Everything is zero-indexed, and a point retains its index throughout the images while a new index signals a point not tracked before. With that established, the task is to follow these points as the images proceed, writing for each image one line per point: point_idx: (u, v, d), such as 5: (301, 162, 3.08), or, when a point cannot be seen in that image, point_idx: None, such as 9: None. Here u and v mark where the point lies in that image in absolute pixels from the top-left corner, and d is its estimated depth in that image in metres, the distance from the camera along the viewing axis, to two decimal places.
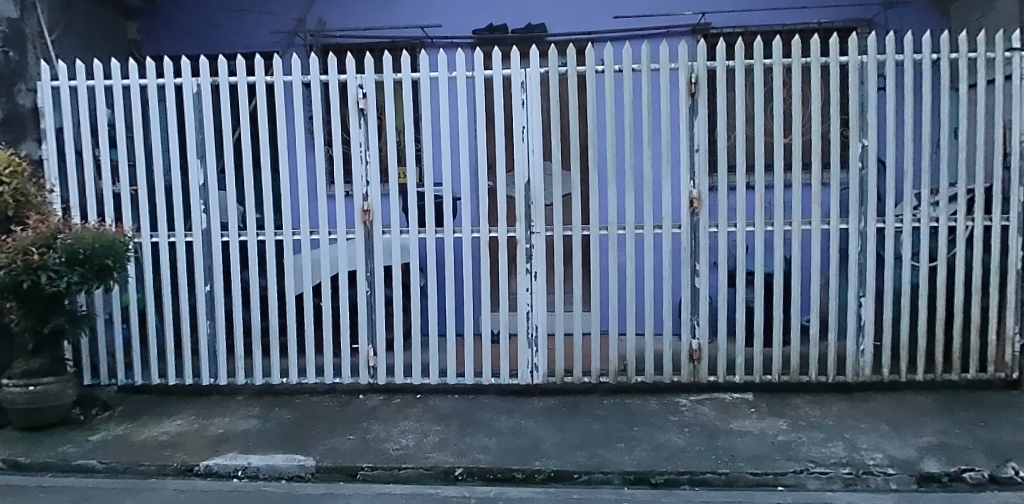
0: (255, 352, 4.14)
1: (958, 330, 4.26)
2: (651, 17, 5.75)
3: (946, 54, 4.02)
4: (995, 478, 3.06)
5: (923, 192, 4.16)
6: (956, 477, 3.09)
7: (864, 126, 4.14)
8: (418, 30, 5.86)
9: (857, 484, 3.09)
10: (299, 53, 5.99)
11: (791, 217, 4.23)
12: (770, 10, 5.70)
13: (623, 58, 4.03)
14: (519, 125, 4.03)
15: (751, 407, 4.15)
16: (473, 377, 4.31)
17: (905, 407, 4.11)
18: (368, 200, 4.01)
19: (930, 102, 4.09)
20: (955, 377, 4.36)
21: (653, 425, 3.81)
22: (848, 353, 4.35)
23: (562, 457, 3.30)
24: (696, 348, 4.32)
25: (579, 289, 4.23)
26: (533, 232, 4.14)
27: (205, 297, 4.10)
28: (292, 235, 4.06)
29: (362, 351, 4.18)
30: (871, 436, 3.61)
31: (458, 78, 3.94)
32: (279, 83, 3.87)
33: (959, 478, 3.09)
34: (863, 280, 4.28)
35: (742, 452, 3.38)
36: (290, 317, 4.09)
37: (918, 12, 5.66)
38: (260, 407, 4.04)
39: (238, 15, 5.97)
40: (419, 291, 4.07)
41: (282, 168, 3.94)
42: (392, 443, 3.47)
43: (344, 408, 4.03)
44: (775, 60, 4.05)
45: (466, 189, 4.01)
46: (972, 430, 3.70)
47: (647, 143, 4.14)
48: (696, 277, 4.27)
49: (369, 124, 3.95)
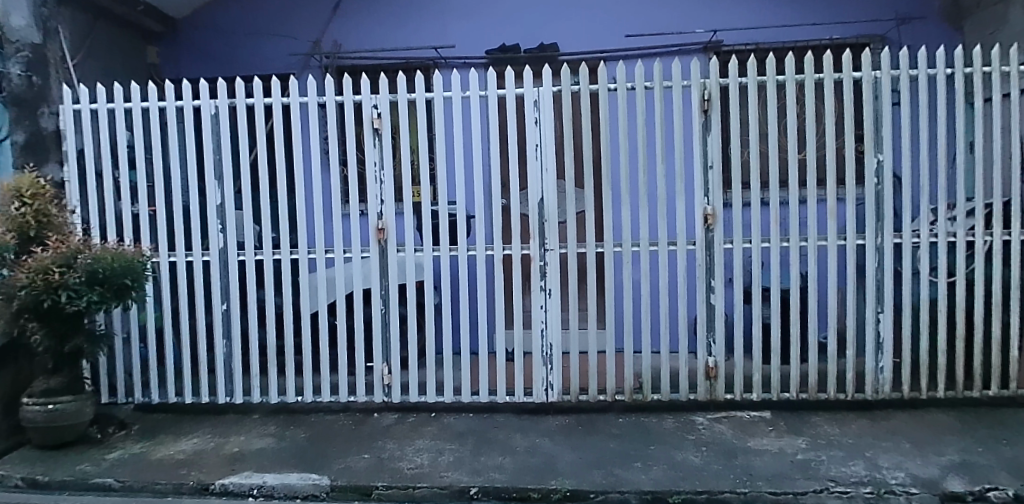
0: (270, 371, 4.15)
1: (980, 347, 4.18)
2: (661, 35, 5.79)
3: (961, 69, 3.99)
4: (1020, 497, 2.98)
5: (940, 207, 4.11)
6: (982, 496, 3.01)
7: (879, 142, 4.11)
8: (432, 51, 5.93)
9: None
10: (316, 75, 6.09)
11: (807, 233, 4.19)
12: (783, 26, 5.70)
13: (636, 76, 4.02)
14: (531, 143, 4.05)
15: (770, 426, 4.09)
16: (487, 396, 4.28)
17: (927, 425, 4.03)
18: (383, 219, 4.03)
19: (946, 117, 4.05)
20: (977, 394, 4.27)
21: (670, 444, 3.77)
22: (868, 370, 4.29)
23: (577, 476, 3.27)
24: (713, 365, 4.26)
25: (595, 306, 4.16)
26: (547, 249, 4.14)
27: (222, 316, 4.12)
28: (307, 253, 4.05)
29: (375, 369, 4.15)
30: (893, 455, 3.54)
31: (471, 97, 3.95)
32: (295, 104, 3.88)
33: (984, 498, 3.01)
34: (881, 297, 4.22)
35: (762, 471, 3.33)
36: (306, 336, 4.08)
37: (929, 27, 5.64)
38: (276, 426, 4.05)
39: (257, 39, 6.11)
40: (432, 309, 4.06)
41: (298, 188, 3.94)
42: (406, 462, 3.46)
43: (358, 426, 4.03)
44: (788, 77, 4.03)
45: (480, 206, 4.00)
46: (996, 448, 3.61)
47: (661, 160, 4.12)
48: (711, 294, 4.23)
49: (383, 144, 3.96)
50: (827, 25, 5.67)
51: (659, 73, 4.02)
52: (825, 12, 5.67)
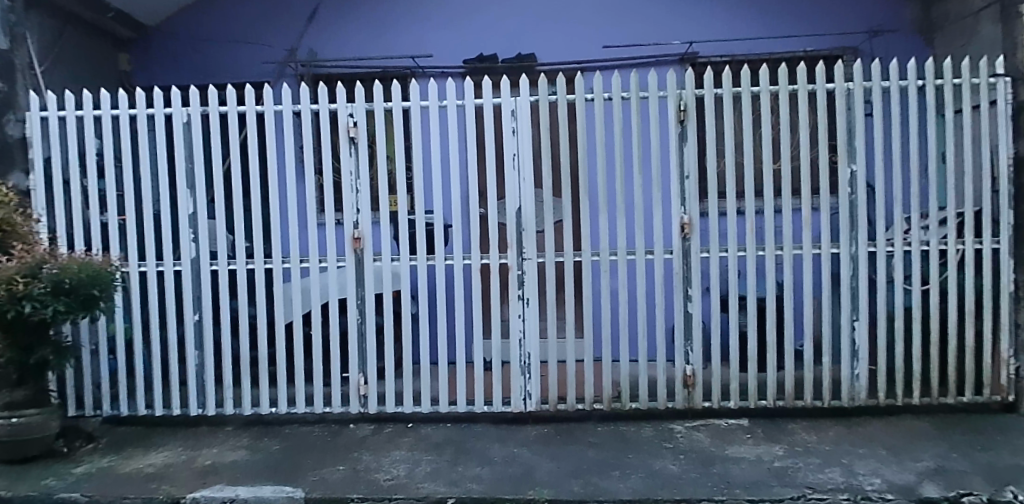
0: (243, 382, 4.09)
1: (954, 353, 4.26)
2: (639, 47, 5.84)
3: (932, 80, 4.09)
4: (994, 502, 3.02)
5: (913, 216, 4.18)
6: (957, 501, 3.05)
7: (853, 152, 4.19)
8: (409, 60, 5.93)
9: None
10: (291, 83, 6.06)
11: (783, 242, 4.24)
12: (758, 39, 5.78)
13: (613, 86, 4.05)
14: (509, 152, 4.06)
15: (747, 433, 4.11)
16: (465, 406, 4.24)
17: (903, 432, 4.08)
18: (359, 228, 3.99)
19: (919, 128, 4.14)
20: (952, 401, 4.34)
21: (648, 453, 3.77)
22: (843, 377, 4.34)
23: (555, 486, 3.26)
24: (690, 374, 4.29)
25: (572, 315, 4.17)
26: (524, 258, 4.13)
27: (193, 326, 4.06)
28: (282, 263, 4.00)
29: (351, 379, 4.11)
30: (869, 462, 3.57)
31: (449, 106, 3.94)
32: (270, 113, 3.83)
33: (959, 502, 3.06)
34: (856, 304, 4.28)
35: (738, 479, 3.34)
36: (279, 347, 4.03)
37: (901, 40, 5.76)
38: (248, 438, 3.99)
39: (233, 47, 6.06)
40: (410, 318, 4.01)
41: (272, 197, 3.89)
42: (382, 473, 3.43)
43: (333, 438, 3.98)
44: (762, 87, 4.09)
45: (457, 215, 3.99)
46: (970, 454, 3.66)
47: (638, 170, 4.14)
48: (689, 303, 4.25)
49: (360, 153, 3.92)
50: (801, 37, 5.76)
51: (636, 83, 4.05)
52: (800, 25, 5.77)
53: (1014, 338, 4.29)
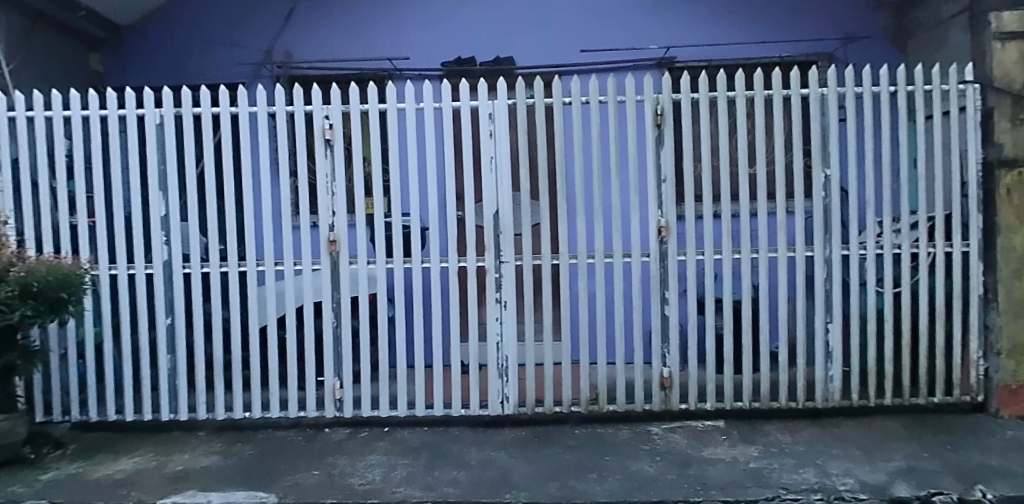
0: (216, 387, 4.04)
1: (925, 355, 4.34)
2: (617, 51, 5.88)
3: (904, 87, 4.17)
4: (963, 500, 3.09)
5: (885, 220, 4.26)
6: (927, 500, 3.11)
7: (827, 157, 4.26)
8: (386, 62, 5.91)
9: None
10: (267, 84, 6.00)
11: (758, 245, 4.29)
12: (735, 44, 5.85)
13: (590, 90, 4.07)
14: (486, 155, 4.06)
15: (723, 435, 4.15)
16: (442, 409, 4.23)
17: (875, 432, 4.15)
18: (335, 231, 3.96)
19: (891, 133, 4.21)
20: (923, 401, 4.42)
21: (625, 455, 3.79)
22: (817, 379, 4.40)
23: (532, 489, 3.27)
24: (668, 375, 4.32)
25: (550, 318, 4.18)
26: (502, 261, 4.13)
27: (166, 330, 4.01)
28: (256, 265, 3.95)
29: (327, 383, 4.08)
30: (842, 462, 3.62)
31: (426, 108, 3.93)
32: (244, 114, 3.79)
33: (929, 502, 3.12)
34: (830, 306, 4.35)
35: (714, 480, 3.37)
36: (254, 351, 3.98)
37: (875, 47, 5.85)
38: (222, 443, 3.95)
39: (208, 47, 5.99)
40: (387, 321, 3.99)
41: (246, 198, 3.85)
42: (358, 478, 3.41)
43: (309, 442, 3.95)
44: (738, 93, 4.14)
45: (434, 218, 3.99)
46: (940, 454, 3.73)
47: (615, 174, 4.17)
48: (666, 305, 4.29)
49: (336, 155, 3.90)
50: (777, 43, 5.84)
51: (613, 87, 4.08)
52: (775, 31, 5.85)
53: (983, 340, 4.39)
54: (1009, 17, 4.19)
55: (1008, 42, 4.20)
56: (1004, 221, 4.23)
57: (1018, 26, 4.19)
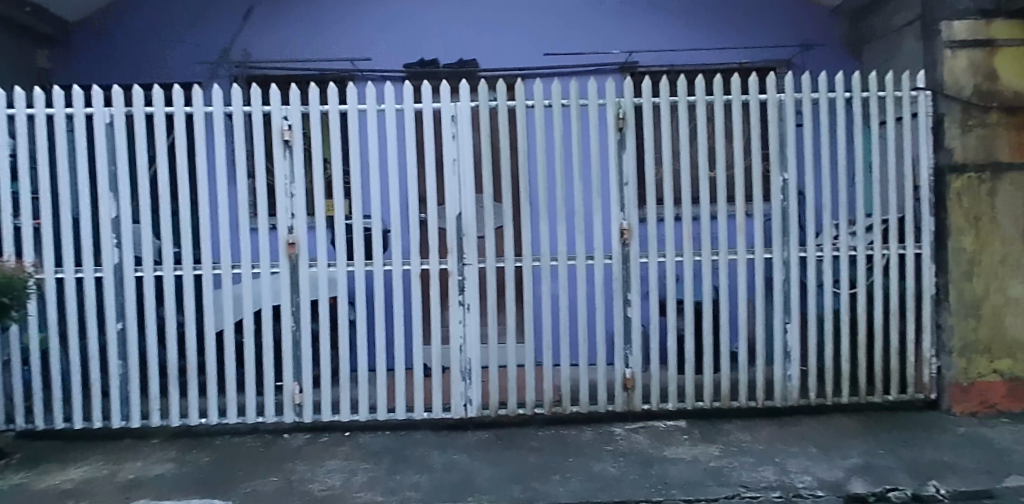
0: (170, 393, 3.95)
1: (879, 354, 4.46)
2: (580, 55, 5.92)
3: (858, 93, 4.28)
4: (917, 497, 3.20)
5: (841, 223, 4.37)
6: (883, 496, 3.20)
7: (784, 161, 4.36)
8: (347, 63, 5.85)
9: None
10: (224, 84, 5.89)
11: (718, 247, 4.36)
12: (697, 50, 5.95)
13: (552, 93, 4.10)
14: (449, 157, 4.05)
15: (685, 434, 4.21)
16: (405, 413, 4.19)
17: (831, 430, 4.24)
18: (293, 233, 3.91)
19: (846, 138, 4.32)
20: (879, 399, 4.54)
21: (587, 455, 3.81)
22: (776, 378, 4.49)
23: (495, 491, 3.27)
24: (630, 376, 4.36)
25: (513, 320, 4.18)
26: (465, 264, 4.12)
27: (116, 335, 3.91)
28: (212, 269, 3.87)
29: (286, 388, 4.02)
30: (800, 460, 3.70)
31: (387, 110, 3.91)
32: (200, 114, 3.72)
33: (885, 498, 3.20)
34: (788, 307, 4.44)
35: (675, 479, 3.42)
36: (210, 355, 3.90)
37: (831, 53, 6.00)
38: (176, 450, 3.86)
39: (163, 46, 5.87)
40: (348, 324, 3.94)
41: (202, 200, 3.77)
42: (317, 483, 3.36)
43: (267, 448, 3.88)
44: (698, 97, 4.20)
45: (396, 220, 3.96)
46: (894, 450, 3.84)
47: (577, 178, 4.20)
48: (628, 307, 4.33)
49: (295, 156, 3.85)
50: (737, 49, 5.96)
51: (575, 91, 4.11)
52: (736, 37, 5.96)
53: (936, 339, 4.53)
54: (958, 26, 4.33)
55: (958, 50, 4.35)
56: (955, 224, 4.38)
57: (966, 35, 4.34)
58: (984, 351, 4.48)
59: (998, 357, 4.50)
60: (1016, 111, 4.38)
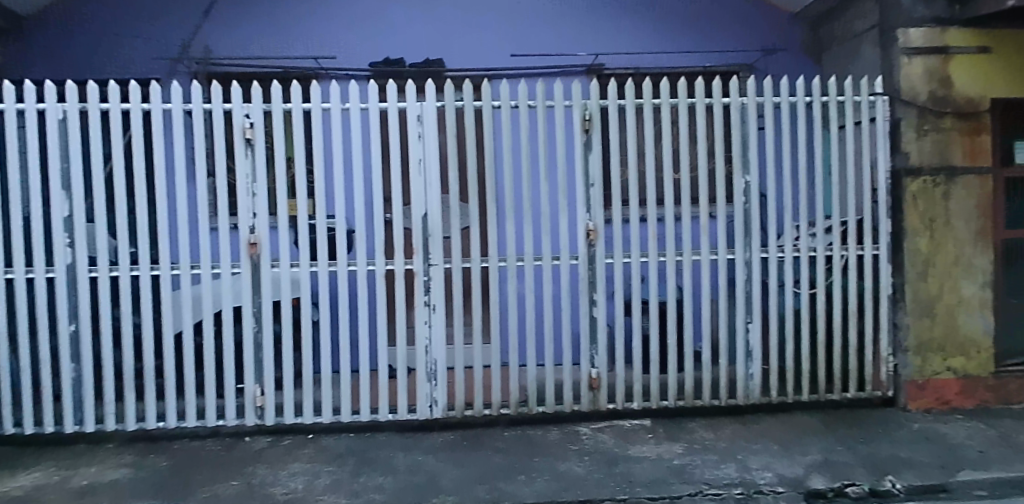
0: (126, 396, 3.85)
1: (838, 353, 4.57)
2: (547, 56, 5.95)
3: (818, 97, 4.38)
4: (874, 492, 3.28)
5: (801, 224, 4.47)
6: (841, 491, 3.29)
7: (746, 164, 4.44)
8: (312, 61, 5.78)
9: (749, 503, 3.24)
10: (184, 81, 5.77)
11: (682, 248, 4.42)
12: (662, 53, 6.02)
13: (519, 94, 4.11)
14: (415, 157, 4.04)
15: (649, 433, 4.26)
16: (369, 414, 4.16)
17: (792, 427, 4.34)
18: (255, 233, 3.85)
19: (806, 142, 4.42)
20: (838, 397, 4.65)
21: (553, 455, 3.83)
22: (739, 377, 4.56)
23: (460, 492, 3.26)
24: (596, 376, 4.39)
25: (479, 321, 4.18)
26: (431, 265, 4.11)
27: (70, 338, 3.80)
28: (170, 269, 3.79)
29: (247, 390, 3.96)
30: (761, 457, 3.78)
31: (352, 109, 3.87)
32: (158, 111, 3.64)
33: (842, 493, 3.29)
34: (750, 307, 4.53)
35: (639, 477, 3.46)
36: (169, 358, 3.82)
37: (792, 58, 6.13)
38: (133, 455, 3.77)
39: (120, 40, 5.72)
40: (311, 325, 3.89)
41: (160, 199, 3.68)
42: (279, 487, 3.32)
43: (228, 452, 3.82)
44: (663, 100, 4.26)
45: (360, 221, 3.93)
46: (852, 447, 3.94)
47: (544, 178, 4.21)
48: (594, 307, 4.37)
49: (256, 155, 3.79)
50: (701, 53, 6.05)
51: (541, 92, 4.13)
52: (700, 41, 6.06)
53: (893, 338, 4.66)
54: (914, 33, 4.49)
55: (914, 57, 4.49)
56: (911, 226, 4.52)
57: (922, 42, 4.49)
58: (938, 349, 4.62)
59: (951, 355, 4.65)
60: (968, 117, 4.54)
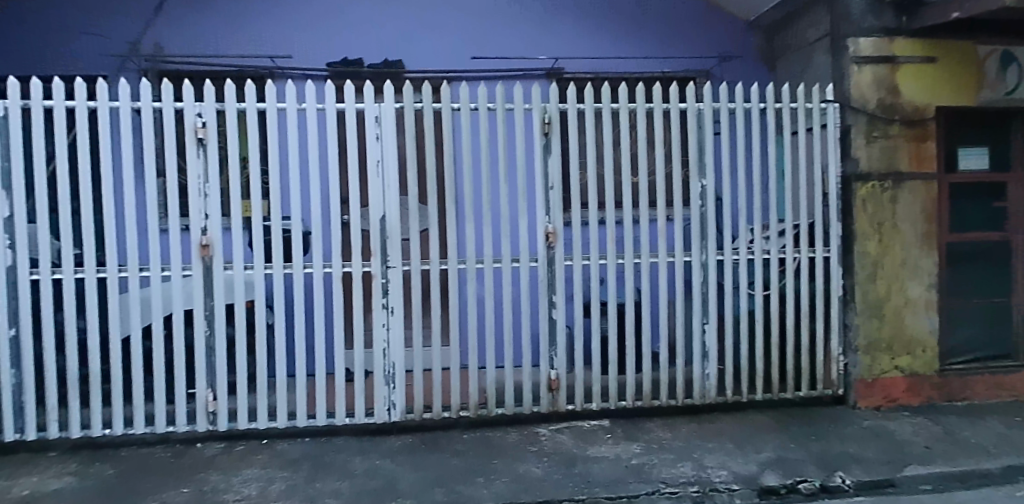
0: (70, 402, 3.72)
1: (790, 353, 4.69)
2: (507, 60, 5.98)
3: (771, 104, 4.49)
4: (825, 488, 3.39)
5: (756, 227, 4.57)
6: (793, 488, 3.38)
7: (702, 168, 4.53)
8: (267, 60, 5.69)
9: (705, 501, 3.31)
10: (133, 79, 5.62)
11: (640, 250, 4.48)
12: (621, 58, 6.11)
13: (479, 96, 4.11)
14: (373, 158, 4.00)
15: (607, 433, 4.31)
16: (326, 419, 4.10)
17: (746, 426, 4.44)
18: (207, 235, 3.77)
19: (760, 147, 4.52)
20: (790, 395, 4.77)
21: (512, 457, 3.84)
22: (695, 377, 4.65)
23: (419, 495, 3.25)
24: (555, 378, 4.42)
25: (438, 323, 4.16)
26: (389, 267, 4.08)
27: (9, 343, 3.65)
28: (117, 272, 3.68)
29: (199, 395, 3.87)
30: (717, 455, 3.86)
31: (308, 109, 3.82)
32: (105, 109, 3.53)
33: (795, 489, 3.38)
34: (706, 308, 4.60)
35: (597, 477, 3.49)
36: (116, 362, 3.71)
37: (747, 65, 6.27)
38: (77, 463, 3.65)
39: (66, 35, 5.54)
40: (266, 329, 3.82)
41: (106, 200, 3.57)
42: (232, 493, 3.25)
43: (178, 458, 3.73)
44: (621, 104, 4.32)
45: (317, 222, 3.87)
46: (804, 444, 4.05)
47: (504, 180, 4.22)
48: (553, 309, 4.39)
49: (209, 156, 3.71)
50: (660, 59, 6.16)
51: (501, 94, 4.14)
52: (659, 47, 6.17)
53: (843, 338, 4.81)
54: (864, 43, 4.65)
55: (863, 65, 4.65)
56: (860, 229, 4.67)
57: (872, 52, 4.65)
58: (886, 348, 4.78)
59: (899, 354, 4.81)
60: (915, 124, 4.70)
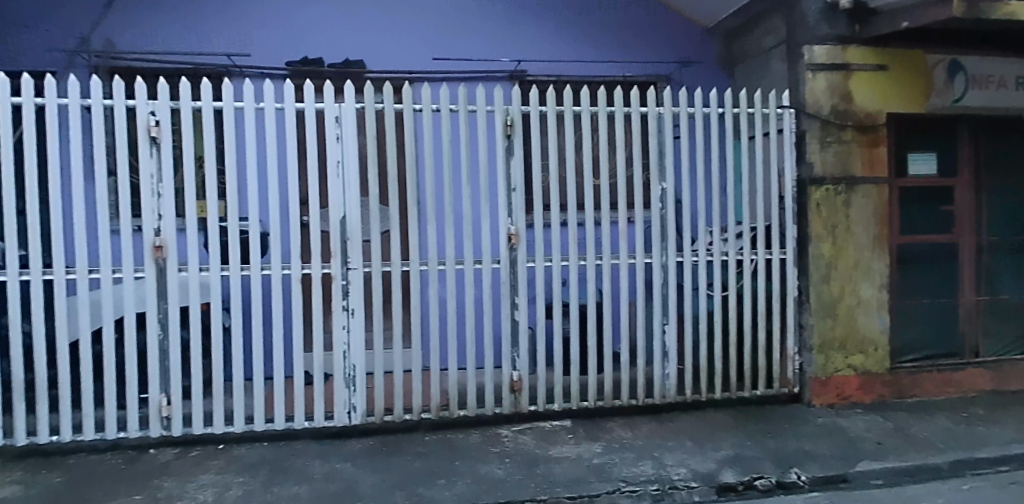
0: (14, 408, 3.60)
1: (747, 352, 4.79)
2: (469, 61, 5.99)
3: (729, 109, 4.59)
4: (781, 484, 3.47)
5: (714, 230, 4.67)
6: (750, 484, 3.45)
7: (662, 172, 4.61)
8: (224, 58, 5.59)
9: (664, 499, 3.35)
10: (82, 75, 5.45)
11: (602, 252, 4.53)
12: (583, 62, 6.17)
13: (441, 97, 4.10)
14: (333, 159, 3.96)
15: (569, 433, 4.35)
16: (284, 423, 4.04)
17: (705, 425, 4.53)
18: (161, 236, 3.68)
19: (718, 152, 4.62)
20: (747, 394, 4.88)
21: (475, 458, 3.85)
22: (655, 377, 4.72)
23: (380, 498, 3.23)
24: (517, 379, 4.45)
25: (400, 325, 4.13)
26: (349, 269, 4.05)
27: None
28: (65, 273, 3.56)
29: (152, 400, 3.77)
30: (676, 454, 3.92)
31: (267, 109, 3.76)
32: (52, 106, 3.42)
33: (751, 486, 3.46)
34: (666, 310, 4.67)
35: (559, 477, 3.52)
36: (64, 367, 3.60)
37: (706, 70, 6.40)
38: (22, 471, 3.52)
39: (11, 29, 5.34)
40: (221, 332, 3.74)
41: (54, 199, 3.47)
42: (187, 500, 3.18)
43: (130, 465, 3.63)
44: (583, 108, 4.36)
45: (275, 223, 3.81)
46: (760, 441, 4.15)
47: (466, 181, 4.22)
48: (516, 311, 4.42)
49: (163, 155, 3.63)
50: (621, 63, 6.24)
51: (464, 96, 4.14)
52: (620, 51, 6.25)
53: (798, 337, 4.94)
54: (819, 51, 4.78)
55: (818, 73, 4.78)
56: (813, 232, 4.81)
57: (827, 59, 4.78)
58: (839, 347, 4.92)
59: (851, 353, 4.96)
60: (866, 130, 4.86)
